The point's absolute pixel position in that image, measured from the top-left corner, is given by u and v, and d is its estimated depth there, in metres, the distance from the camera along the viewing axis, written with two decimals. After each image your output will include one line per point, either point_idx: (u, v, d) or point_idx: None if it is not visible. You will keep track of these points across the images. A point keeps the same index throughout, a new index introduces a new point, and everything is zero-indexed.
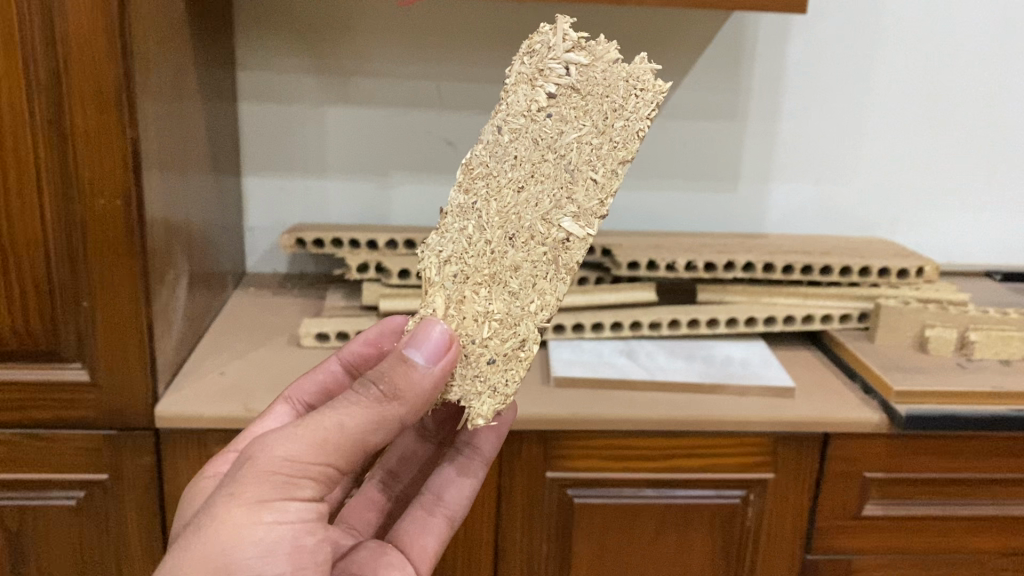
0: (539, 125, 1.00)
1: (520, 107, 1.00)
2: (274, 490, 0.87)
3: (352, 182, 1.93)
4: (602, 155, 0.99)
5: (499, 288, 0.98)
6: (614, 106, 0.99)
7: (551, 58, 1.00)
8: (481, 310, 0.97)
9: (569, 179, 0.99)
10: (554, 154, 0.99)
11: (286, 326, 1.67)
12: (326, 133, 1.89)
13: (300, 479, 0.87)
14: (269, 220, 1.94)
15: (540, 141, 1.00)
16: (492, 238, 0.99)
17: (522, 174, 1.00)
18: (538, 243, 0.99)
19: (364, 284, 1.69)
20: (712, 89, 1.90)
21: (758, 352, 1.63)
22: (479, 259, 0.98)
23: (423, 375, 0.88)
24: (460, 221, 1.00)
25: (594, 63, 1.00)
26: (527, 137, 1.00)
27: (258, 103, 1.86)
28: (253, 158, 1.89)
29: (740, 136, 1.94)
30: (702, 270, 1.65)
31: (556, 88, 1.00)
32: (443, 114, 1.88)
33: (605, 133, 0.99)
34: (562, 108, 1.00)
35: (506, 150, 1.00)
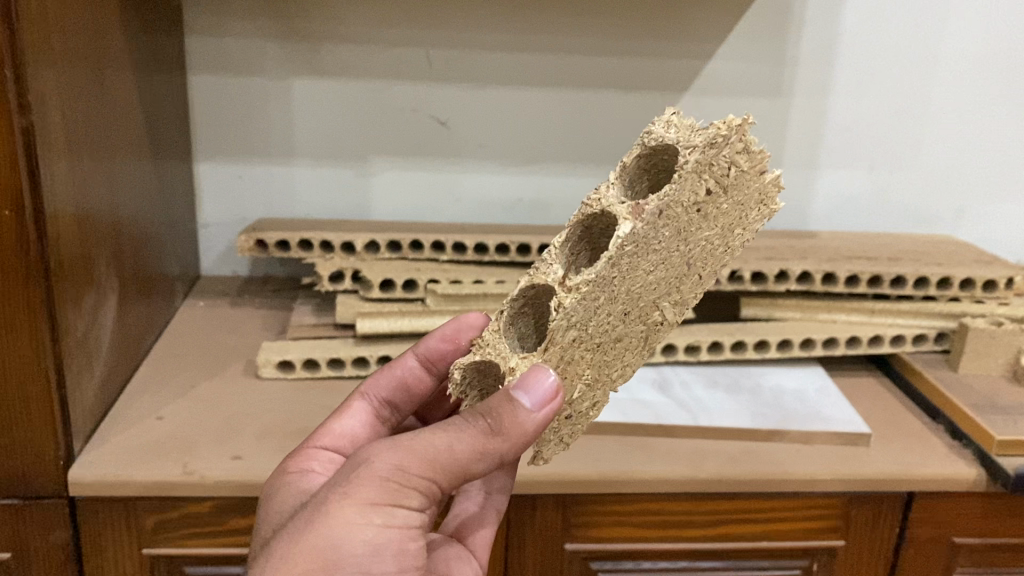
0: (687, 221, 0.78)
1: (683, 201, 0.76)
2: (388, 493, 0.72)
3: (324, 169, 1.62)
4: (717, 256, 0.84)
5: (598, 356, 0.85)
6: (747, 214, 0.82)
7: (731, 152, 0.74)
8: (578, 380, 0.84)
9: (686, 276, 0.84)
10: (687, 256, 0.81)
11: (244, 349, 1.38)
12: (292, 110, 1.58)
13: (410, 494, 0.73)
14: (227, 214, 1.64)
15: (680, 239, 0.79)
16: (611, 310, 0.81)
17: (659, 265, 0.80)
18: (642, 317, 0.85)
19: (340, 297, 1.40)
20: (751, 60, 1.60)
21: (815, 377, 1.35)
22: (594, 331, 0.82)
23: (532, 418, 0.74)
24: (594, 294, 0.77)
25: (753, 169, 0.78)
26: (672, 232, 0.78)
27: (209, 75, 1.55)
28: (206, 142, 1.59)
29: (782, 115, 1.65)
30: (748, 282, 1.36)
31: (719, 192, 0.77)
32: (432, 88, 1.58)
33: (730, 239, 0.83)
34: (715, 213, 0.79)
35: (652, 241, 0.77)
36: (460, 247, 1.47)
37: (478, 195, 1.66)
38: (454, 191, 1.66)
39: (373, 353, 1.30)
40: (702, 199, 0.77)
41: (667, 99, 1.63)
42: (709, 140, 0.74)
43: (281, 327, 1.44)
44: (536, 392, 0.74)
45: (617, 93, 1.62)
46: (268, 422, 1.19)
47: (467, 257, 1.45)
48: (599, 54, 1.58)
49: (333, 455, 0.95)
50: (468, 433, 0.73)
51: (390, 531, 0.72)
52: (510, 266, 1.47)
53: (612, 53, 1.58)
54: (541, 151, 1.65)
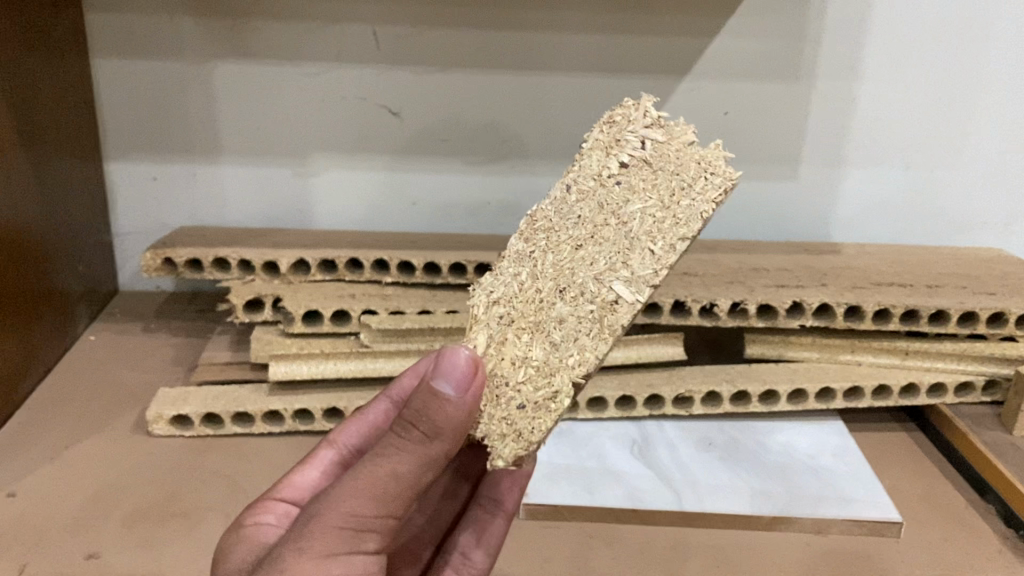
0: (605, 191, 0.74)
1: (591, 171, 0.75)
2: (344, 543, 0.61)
3: (257, 168, 1.38)
4: (668, 229, 0.70)
5: (542, 336, 0.68)
6: (686, 179, 0.72)
7: (634, 129, 0.76)
8: (517, 360, 0.68)
9: (628, 248, 0.70)
10: (620, 225, 0.71)
11: (144, 391, 1.15)
12: (215, 98, 1.33)
13: (366, 533, 0.62)
14: (146, 219, 1.41)
15: (603, 211, 0.73)
16: (541, 285, 0.71)
17: (583, 234, 0.72)
18: (589, 297, 0.69)
19: (260, 329, 1.17)
20: (764, 37, 1.34)
21: (835, 433, 1.11)
22: (527, 306, 0.70)
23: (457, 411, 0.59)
24: (516, 264, 0.73)
25: (670, 143, 0.74)
26: (589, 204, 0.73)
27: (116, 57, 1.30)
28: (117, 136, 1.35)
29: (800, 103, 1.39)
30: (754, 317, 1.11)
31: (638, 163, 0.74)
32: (380, 73, 1.33)
33: (673, 207, 0.70)
34: (634, 184, 0.73)
35: (570, 210, 0.74)
36: (405, 268, 1.22)
37: (438, 196, 1.42)
38: (410, 194, 1.42)
39: (289, 405, 1.07)
40: (617, 169, 0.74)
41: (661, 84, 1.37)
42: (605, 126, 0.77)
43: (194, 362, 1.21)
44: (452, 375, 0.59)
45: (601, 77, 1.36)
46: (147, 498, 0.96)
47: (413, 281, 1.21)
48: (580, 30, 1.32)
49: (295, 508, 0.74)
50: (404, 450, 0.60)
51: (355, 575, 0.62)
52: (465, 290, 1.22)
53: (595, 29, 1.32)
54: (512, 146, 1.40)
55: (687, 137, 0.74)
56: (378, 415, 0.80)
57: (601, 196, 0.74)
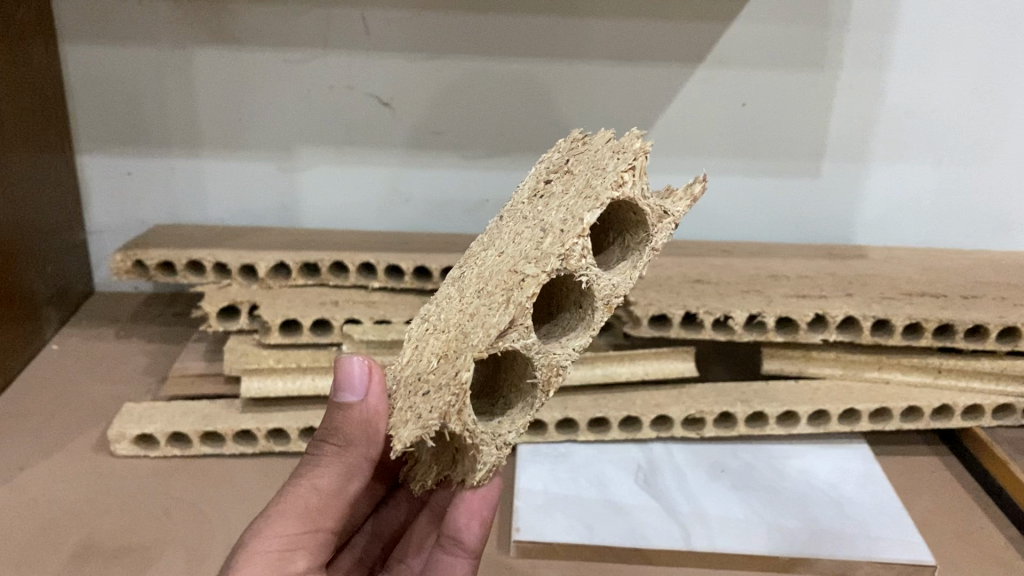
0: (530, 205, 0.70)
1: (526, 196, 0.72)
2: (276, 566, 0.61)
3: (240, 163, 1.29)
4: (579, 210, 0.62)
5: (454, 332, 0.63)
6: (599, 169, 0.65)
7: (563, 155, 0.72)
8: (432, 356, 0.63)
9: (540, 234, 0.63)
10: (536, 223, 0.65)
11: (110, 405, 1.07)
12: (194, 87, 1.24)
13: (296, 551, 0.62)
14: (122, 216, 1.32)
15: (525, 218, 0.68)
16: (467, 292, 0.66)
17: (505, 242, 0.67)
18: (500, 284, 0.62)
19: (236, 339, 1.08)
20: (787, 22, 1.23)
21: (859, 460, 1.01)
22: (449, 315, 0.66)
23: (367, 411, 0.61)
24: (451, 287, 0.70)
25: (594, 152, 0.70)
26: (515, 219, 0.69)
27: (87, 43, 1.21)
28: (90, 127, 1.26)
29: (824, 94, 1.28)
30: (773, 331, 1.01)
31: (563, 175, 0.69)
32: (370, 61, 1.23)
33: (585, 190, 0.63)
34: (557, 189, 0.68)
35: (501, 231, 0.70)
36: (394, 272, 1.13)
37: (433, 194, 1.33)
38: (404, 190, 1.33)
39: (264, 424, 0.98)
40: (543, 185, 0.70)
41: (674, 72, 1.27)
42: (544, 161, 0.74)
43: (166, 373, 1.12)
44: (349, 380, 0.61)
45: (609, 66, 1.26)
46: (103, 528, 0.87)
47: (402, 286, 1.12)
48: (586, 14, 1.22)
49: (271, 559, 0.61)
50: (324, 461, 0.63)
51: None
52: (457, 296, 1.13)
53: (603, 13, 1.22)
54: (512, 140, 1.30)
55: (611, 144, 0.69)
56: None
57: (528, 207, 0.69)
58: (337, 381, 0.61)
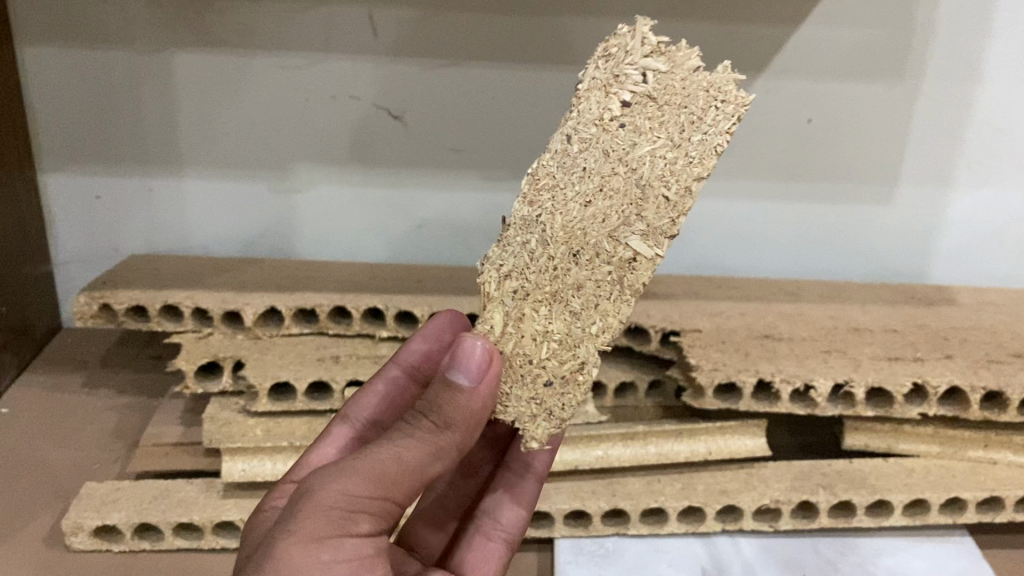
0: (610, 138, 0.60)
1: (591, 113, 0.60)
2: (334, 527, 0.49)
3: (229, 183, 1.12)
4: (682, 181, 0.60)
5: (562, 305, 0.60)
6: (695, 120, 0.59)
7: (631, 61, 0.60)
8: (539, 333, 0.60)
9: (640, 199, 0.60)
10: (632, 184, 0.60)
11: (70, 480, 0.90)
12: (174, 96, 1.06)
13: (360, 516, 0.50)
14: (92, 244, 1.15)
15: (613, 163, 0.60)
16: (556, 252, 0.60)
17: (593, 190, 0.60)
18: (606, 255, 0.60)
19: (219, 402, 0.92)
20: (865, 26, 1.06)
21: (965, 556, 0.84)
22: (544, 275, 0.60)
23: (474, 399, 0.53)
24: (528, 231, 0.61)
25: (671, 75, 0.60)
26: (595, 160, 0.60)
27: (49, 44, 1.04)
28: (54, 141, 1.09)
29: (903, 109, 1.11)
30: (862, 404, 0.85)
31: (642, 99, 0.60)
32: (380, 67, 1.06)
33: (683, 147, 0.59)
34: (643, 132, 0.60)
35: (574, 162, 0.60)
36: (406, 319, 0.97)
37: (449, 220, 1.16)
38: (417, 214, 1.16)
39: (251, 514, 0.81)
40: (618, 113, 0.60)
41: None
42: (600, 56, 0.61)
43: (137, 440, 0.96)
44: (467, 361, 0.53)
45: None
46: None
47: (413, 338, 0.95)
48: (633, 14, 1.04)
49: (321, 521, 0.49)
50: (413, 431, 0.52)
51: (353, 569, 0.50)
52: None
53: (651, 13, 1.04)
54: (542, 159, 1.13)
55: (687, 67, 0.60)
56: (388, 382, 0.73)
57: (610, 146, 0.60)
58: (455, 354, 0.53)
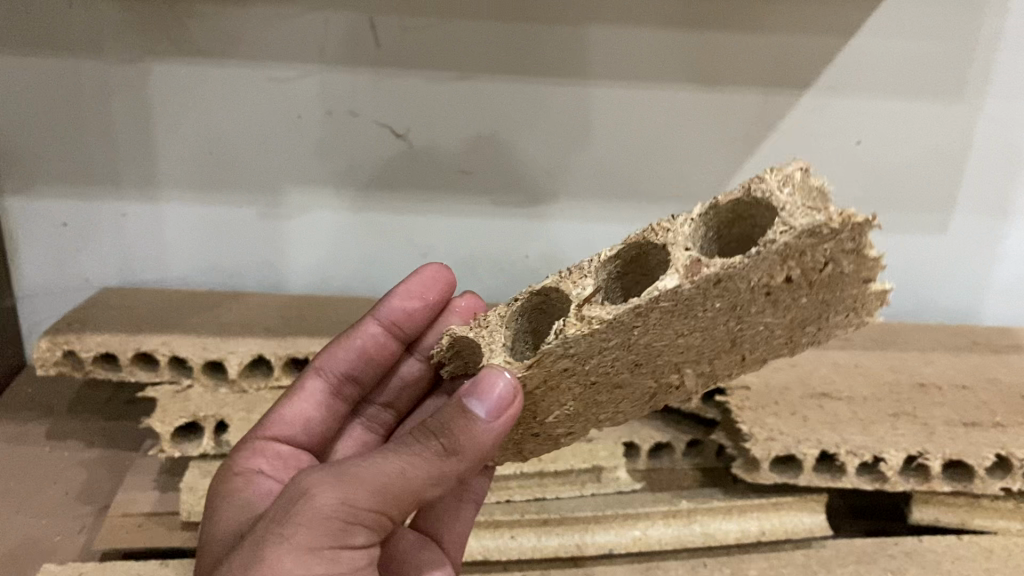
0: (748, 304, 0.45)
1: (746, 283, 0.43)
2: (329, 539, 0.45)
3: (212, 209, 1.01)
4: (764, 349, 0.52)
5: (595, 390, 0.54)
6: (813, 317, 0.49)
7: (825, 256, 0.41)
8: (558, 410, 0.55)
9: (721, 348, 0.51)
10: (736, 327, 0.48)
11: (26, 554, 0.79)
12: (151, 111, 0.95)
13: (356, 528, 0.46)
14: (60, 272, 1.04)
15: (731, 315, 0.47)
16: (624, 360, 0.50)
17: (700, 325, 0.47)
18: (656, 375, 0.53)
19: (200, 465, 0.80)
20: (925, 38, 0.95)
21: None
22: (601, 370, 0.50)
23: (488, 431, 0.46)
24: (616, 334, 0.45)
25: (858, 275, 0.44)
26: (722, 304, 0.45)
27: (9, 54, 0.92)
28: (14, 160, 0.97)
29: (963, 130, 1.00)
30: (939, 481, 0.74)
31: (803, 285, 0.44)
32: (382, 81, 0.94)
33: (788, 330, 0.50)
34: (786, 302, 0.46)
35: (702, 311, 0.45)
36: None
37: (456, 247, 1.05)
38: (421, 242, 1.05)
39: None
40: (778, 285, 0.44)
41: (774, 100, 0.98)
42: (806, 229, 0.39)
43: (106, 503, 0.85)
44: (493, 397, 0.45)
45: (690, 91, 0.97)
46: None
47: None
48: (666, 23, 0.93)
49: (317, 534, 0.44)
50: (420, 446, 0.46)
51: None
52: None
53: (688, 22, 0.93)
54: (561, 182, 1.02)
55: (880, 271, 0.44)
56: (365, 340, 0.68)
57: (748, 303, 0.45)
58: (475, 382, 0.46)
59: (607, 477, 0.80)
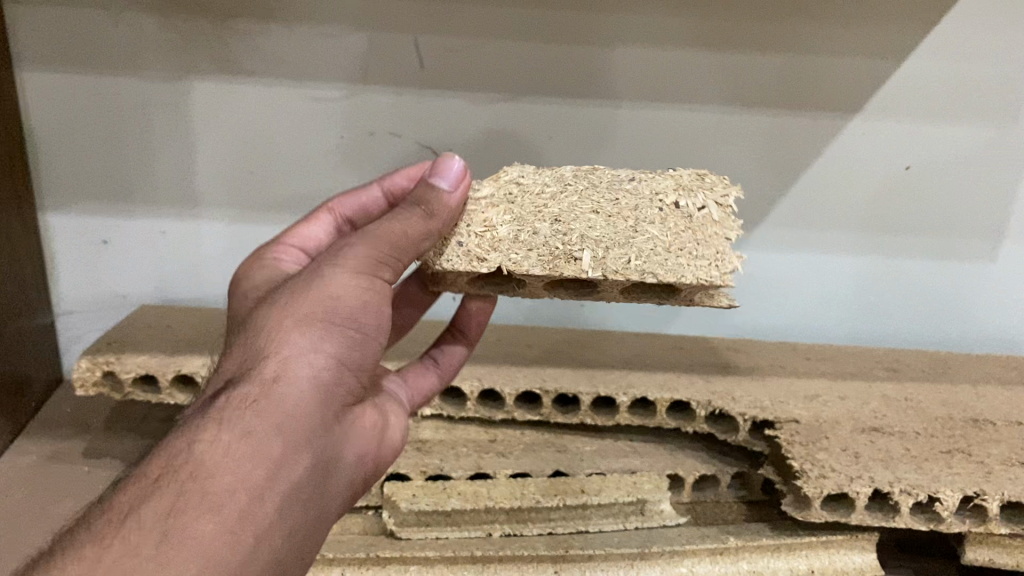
0: (646, 203, 0.60)
1: (655, 185, 0.61)
2: (376, 268, 0.49)
3: (251, 228, 1.00)
4: (645, 263, 0.58)
5: (515, 227, 0.60)
6: (687, 252, 0.58)
7: (707, 193, 0.60)
8: (481, 231, 0.60)
9: (614, 239, 0.59)
10: (632, 229, 0.59)
11: None
12: (193, 129, 0.94)
13: (387, 270, 0.50)
14: (99, 289, 1.04)
15: (634, 217, 0.60)
16: (549, 207, 0.61)
17: (609, 210, 0.60)
18: (562, 241, 0.59)
19: None
20: (978, 64, 0.93)
21: None
22: (533, 206, 0.61)
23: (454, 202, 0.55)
24: (557, 184, 0.62)
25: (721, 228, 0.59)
26: (631, 200, 0.61)
27: (54, 72, 0.92)
28: (56, 179, 0.97)
29: (1015, 158, 0.98)
30: (998, 524, 0.72)
31: (685, 211, 0.60)
32: (425, 102, 0.94)
33: (665, 252, 0.59)
34: (666, 224, 0.59)
35: (620, 188, 0.61)
36: (453, 395, 0.84)
37: None
38: None
39: None
40: (672, 201, 0.60)
41: (822, 124, 0.96)
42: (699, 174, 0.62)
43: None
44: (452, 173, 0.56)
45: (735, 114, 0.95)
46: None
47: (460, 415, 0.82)
48: (714, 47, 0.92)
49: (367, 259, 0.49)
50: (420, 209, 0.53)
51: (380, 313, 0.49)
52: (534, 427, 0.84)
53: (736, 46, 0.92)
54: None
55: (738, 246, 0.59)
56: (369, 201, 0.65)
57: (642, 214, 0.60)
58: (438, 165, 0.55)
59: (651, 509, 0.78)
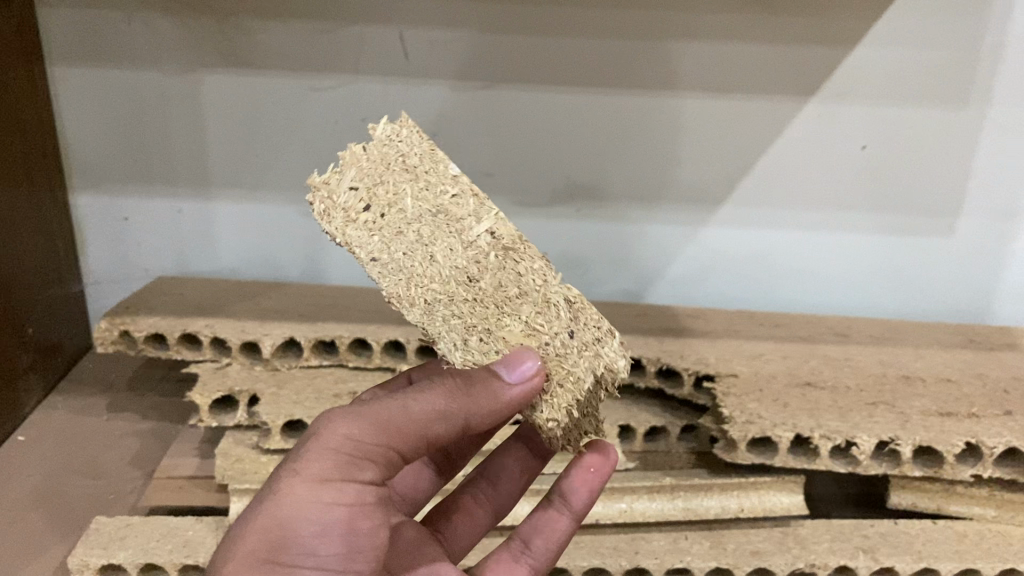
0: (400, 221, 0.57)
1: (374, 245, 0.56)
2: (338, 473, 0.48)
3: (257, 207, 1.10)
4: (444, 178, 0.58)
5: (518, 302, 0.56)
6: (404, 157, 0.58)
7: (334, 188, 0.56)
8: (523, 335, 0.56)
9: (446, 216, 0.57)
10: (421, 224, 0.57)
11: (82, 510, 0.89)
12: (202, 118, 1.05)
13: (363, 465, 0.48)
14: (122, 261, 1.15)
15: (413, 232, 0.56)
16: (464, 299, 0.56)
17: (428, 250, 0.56)
18: (483, 264, 0.57)
19: (234, 436, 0.90)
20: (933, 49, 0.98)
21: None
22: (478, 306, 0.56)
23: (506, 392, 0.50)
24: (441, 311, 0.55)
25: (359, 161, 0.57)
26: (401, 251, 0.56)
27: (81, 66, 1.03)
28: (84, 161, 1.08)
29: (971, 137, 1.03)
30: (910, 466, 0.79)
31: (369, 189, 0.57)
32: (411, 90, 1.02)
33: (417, 171, 0.58)
34: (411, 190, 0.57)
35: (400, 253, 0.56)
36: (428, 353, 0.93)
37: None
38: None
39: None
40: (375, 216, 0.56)
41: (781, 108, 1.03)
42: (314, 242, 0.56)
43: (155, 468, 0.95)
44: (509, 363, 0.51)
45: (698, 99, 1.02)
46: None
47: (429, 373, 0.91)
48: (677, 36, 0.99)
49: (330, 468, 0.47)
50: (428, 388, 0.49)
51: (346, 530, 0.48)
52: None
53: (698, 34, 0.99)
54: (579, 184, 1.08)
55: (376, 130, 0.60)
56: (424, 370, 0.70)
57: (389, 242, 0.56)
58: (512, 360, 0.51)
59: None
